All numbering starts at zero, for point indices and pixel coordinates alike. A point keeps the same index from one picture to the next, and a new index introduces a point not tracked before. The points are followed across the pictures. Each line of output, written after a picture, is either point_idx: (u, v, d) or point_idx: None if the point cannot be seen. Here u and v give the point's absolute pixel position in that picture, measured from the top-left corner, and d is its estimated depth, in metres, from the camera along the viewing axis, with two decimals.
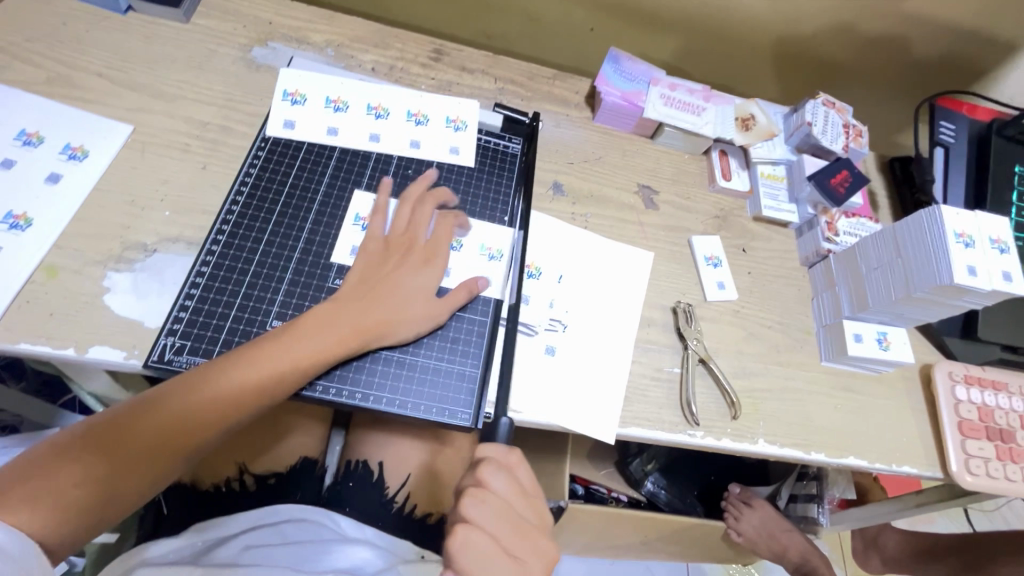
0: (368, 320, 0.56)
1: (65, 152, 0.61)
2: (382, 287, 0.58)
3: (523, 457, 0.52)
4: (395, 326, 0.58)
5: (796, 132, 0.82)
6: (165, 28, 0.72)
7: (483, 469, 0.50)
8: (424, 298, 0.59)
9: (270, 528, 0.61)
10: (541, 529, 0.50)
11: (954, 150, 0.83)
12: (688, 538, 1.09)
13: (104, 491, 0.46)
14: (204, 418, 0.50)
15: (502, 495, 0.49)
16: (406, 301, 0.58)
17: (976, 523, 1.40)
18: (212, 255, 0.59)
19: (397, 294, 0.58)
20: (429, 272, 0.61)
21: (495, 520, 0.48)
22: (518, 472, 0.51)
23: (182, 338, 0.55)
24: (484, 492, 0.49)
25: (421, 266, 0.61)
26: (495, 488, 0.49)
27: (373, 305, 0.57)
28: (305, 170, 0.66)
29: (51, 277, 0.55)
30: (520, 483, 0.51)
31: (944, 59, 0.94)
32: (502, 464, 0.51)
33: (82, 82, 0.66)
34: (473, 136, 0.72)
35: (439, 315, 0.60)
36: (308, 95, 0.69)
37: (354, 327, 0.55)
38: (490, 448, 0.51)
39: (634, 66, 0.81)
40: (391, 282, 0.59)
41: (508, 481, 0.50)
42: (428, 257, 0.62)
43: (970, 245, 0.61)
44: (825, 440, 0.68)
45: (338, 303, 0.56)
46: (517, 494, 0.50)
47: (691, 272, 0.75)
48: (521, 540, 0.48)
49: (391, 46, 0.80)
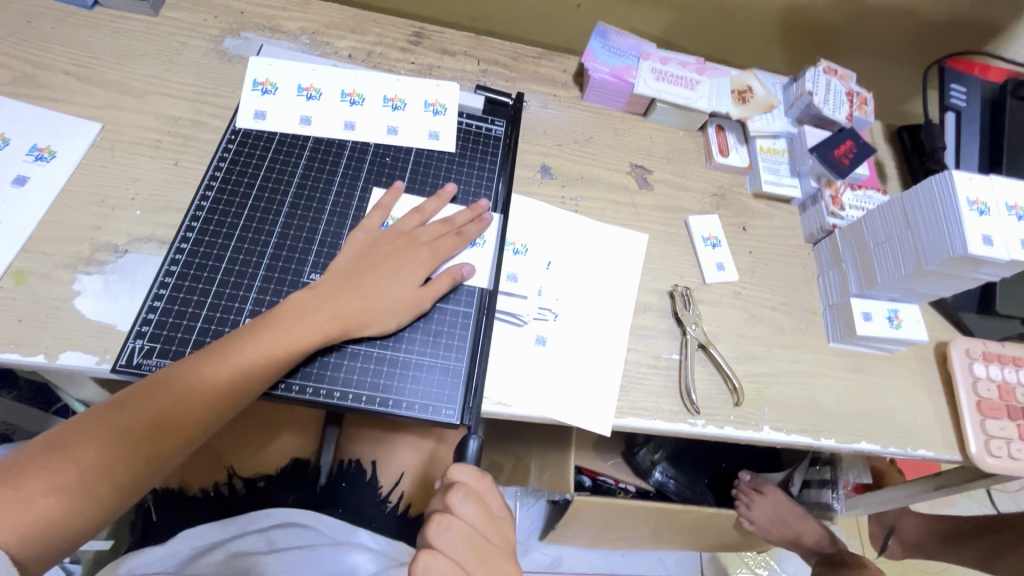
0: (348, 310, 0.54)
1: (31, 153, 0.59)
2: (363, 276, 0.56)
3: (494, 482, 0.50)
4: (376, 316, 0.55)
5: (797, 103, 0.78)
6: (134, 22, 0.70)
7: (450, 494, 0.47)
8: (408, 286, 0.57)
9: (258, 534, 0.59)
10: (508, 556, 0.48)
11: (966, 114, 0.78)
12: (699, 528, 1.06)
13: (77, 499, 0.44)
14: (178, 418, 0.48)
15: (469, 521, 0.47)
16: (387, 287, 0.56)
17: (1000, 504, 1.36)
18: (182, 253, 0.57)
19: (379, 282, 0.56)
20: (413, 258, 0.59)
21: (459, 546, 0.46)
22: (487, 498, 0.49)
23: (151, 340, 0.53)
24: (449, 519, 0.46)
25: (405, 252, 0.59)
26: (462, 514, 0.47)
27: (353, 293, 0.55)
28: (276, 161, 0.63)
29: (19, 282, 0.53)
30: (488, 508, 0.48)
31: (953, 18, 0.88)
32: (471, 488, 0.48)
33: (48, 80, 0.64)
34: (454, 120, 0.69)
35: (421, 305, 0.57)
36: (279, 84, 0.66)
37: (333, 317, 0.53)
38: (461, 471, 0.48)
39: (622, 40, 0.78)
40: (374, 269, 0.57)
41: (477, 507, 0.47)
42: (411, 243, 0.59)
43: (984, 213, 0.57)
44: (835, 425, 0.65)
45: (320, 294, 0.54)
46: (486, 521, 0.48)
47: (688, 254, 0.72)
48: (487, 570, 0.46)
49: (368, 31, 0.77)
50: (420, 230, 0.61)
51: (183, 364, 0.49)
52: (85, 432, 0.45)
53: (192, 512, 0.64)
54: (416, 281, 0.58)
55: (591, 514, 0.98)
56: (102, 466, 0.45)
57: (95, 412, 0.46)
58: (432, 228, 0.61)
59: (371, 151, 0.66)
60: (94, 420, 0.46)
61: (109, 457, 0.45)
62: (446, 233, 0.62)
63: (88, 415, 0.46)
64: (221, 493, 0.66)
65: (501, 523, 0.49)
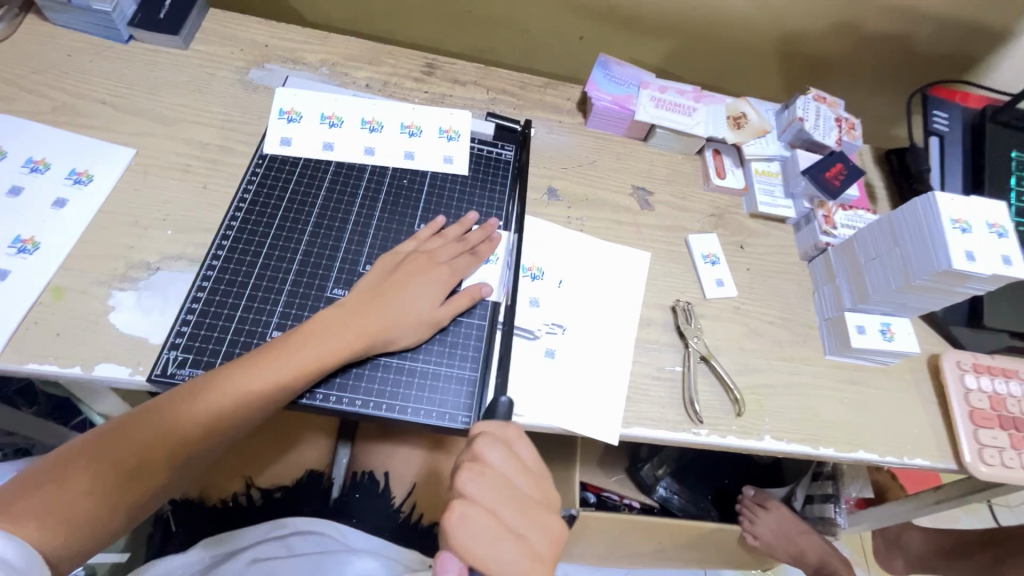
0: (372, 327, 0.57)
1: (70, 177, 0.63)
2: (387, 292, 0.59)
3: (522, 432, 0.52)
4: (399, 332, 0.58)
5: (789, 128, 0.82)
6: (165, 55, 0.75)
7: (478, 442, 0.49)
8: (429, 303, 0.60)
9: (276, 541, 0.61)
10: (546, 505, 0.49)
11: (948, 138, 0.83)
12: (704, 543, 1.06)
13: (107, 502, 0.46)
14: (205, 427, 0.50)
15: (499, 469, 0.49)
16: (409, 306, 0.59)
17: (1001, 518, 1.37)
18: (214, 270, 0.60)
19: (403, 299, 0.59)
20: (434, 276, 0.62)
21: (493, 493, 0.47)
22: (517, 446, 0.51)
23: (184, 351, 0.56)
24: (480, 466, 0.48)
25: (425, 271, 0.61)
26: (493, 462, 0.49)
27: (378, 312, 0.58)
28: (302, 184, 0.67)
29: (58, 297, 0.56)
30: (520, 457, 0.50)
31: (933, 49, 0.94)
32: (499, 437, 0.50)
33: (85, 109, 0.68)
34: (466, 146, 0.74)
35: (440, 321, 0.60)
36: (303, 112, 0.71)
37: (359, 334, 0.56)
38: (488, 448, 0.49)
39: (623, 70, 0.83)
40: (397, 286, 0.60)
41: (505, 454, 0.49)
42: (430, 261, 0.62)
43: (967, 230, 0.61)
44: (834, 434, 0.67)
45: (345, 312, 0.57)
46: (518, 468, 0.49)
47: (689, 271, 0.75)
48: (523, 518, 0.47)
49: (384, 62, 0.81)
50: (438, 249, 0.64)
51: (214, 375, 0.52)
52: (119, 437, 0.47)
53: (212, 522, 0.66)
54: (437, 298, 0.61)
55: (598, 529, 0.99)
56: (135, 471, 0.47)
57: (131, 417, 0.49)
58: (447, 248, 0.64)
59: (390, 174, 0.70)
60: (129, 425, 0.48)
61: (139, 463, 0.47)
62: (460, 251, 0.65)
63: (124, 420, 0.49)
64: (239, 504, 0.68)
65: (532, 512, 0.48)
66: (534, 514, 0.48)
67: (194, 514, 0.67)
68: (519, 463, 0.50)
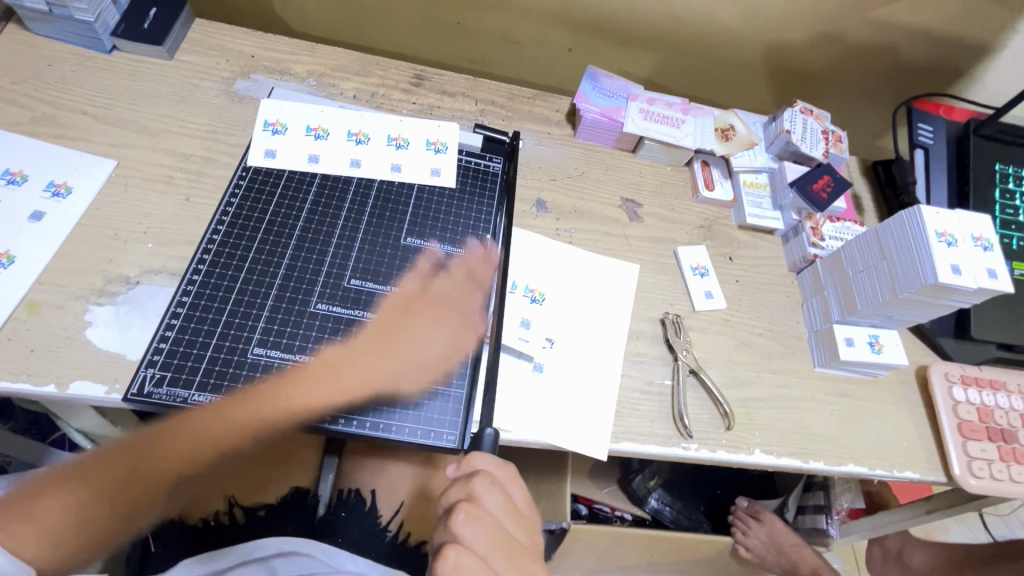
0: (379, 371, 0.59)
1: (49, 189, 0.62)
2: (396, 334, 0.61)
3: (517, 474, 0.53)
4: (408, 375, 0.59)
5: (776, 140, 0.82)
6: (149, 65, 0.74)
7: (477, 482, 0.49)
8: (437, 345, 0.62)
9: (258, 564, 0.59)
10: (533, 554, 0.50)
11: (933, 151, 0.83)
12: (696, 556, 1.06)
13: (73, 531, 0.52)
14: (172, 469, 0.57)
15: (494, 514, 0.48)
16: (417, 349, 0.61)
17: (993, 529, 1.38)
18: (215, 299, 0.59)
19: (413, 341, 0.62)
20: (440, 323, 0.63)
21: (484, 539, 0.47)
22: (510, 488, 0.52)
23: (162, 369, 0.54)
24: (477, 509, 0.48)
25: (431, 318, 0.63)
26: (488, 504, 0.49)
27: (387, 356, 0.60)
28: (308, 216, 0.66)
29: (32, 313, 0.55)
30: (512, 501, 0.50)
31: (917, 62, 0.95)
32: (495, 477, 0.51)
33: (67, 120, 0.67)
34: (454, 158, 0.73)
35: (448, 361, 0.61)
36: (288, 124, 0.70)
37: (367, 376, 0.58)
38: (485, 490, 0.49)
39: (611, 83, 0.83)
40: (405, 330, 0.62)
41: (500, 498, 0.49)
42: (437, 305, 0.64)
43: (952, 244, 0.61)
44: (824, 447, 0.67)
45: (354, 350, 0.59)
46: (510, 514, 0.50)
47: (679, 283, 0.75)
48: (513, 566, 0.47)
49: (372, 73, 0.81)
50: (442, 287, 0.65)
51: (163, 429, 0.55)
52: (83, 473, 0.54)
53: (194, 541, 0.65)
54: (445, 341, 0.62)
55: (589, 542, 0.97)
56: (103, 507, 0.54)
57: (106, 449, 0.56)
58: (451, 286, 0.66)
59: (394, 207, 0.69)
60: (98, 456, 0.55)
61: (102, 498, 0.54)
62: (462, 283, 0.66)
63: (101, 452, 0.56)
64: (221, 523, 0.66)
65: (520, 558, 0.48)
66: (521, 562, 0.48)
67: (175, 535, 0.65)
68: (511, 507, 0.50)
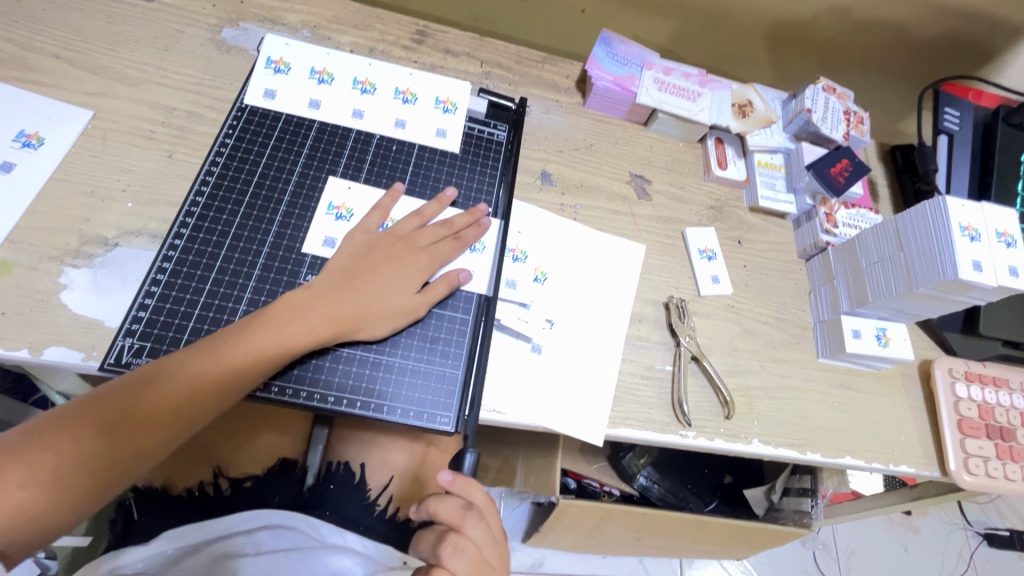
0: (342, 311, 0.53)
1: (19, 139, 0.57)
2: (361, 278, 0.56)
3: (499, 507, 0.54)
4: (375, 317, 0.55)
5: (795, 119, 0.78)
6: (129, 7, 0.68)
7: (466, 516, 0.51)
8: (404, 292, 0.57)
9: (245, 536, 0.58)
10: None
11: (958, 137, 0.80)
12: (681, 534, 1.07)
13: (83, 465, 0.44)
14: (192, 394, 0.48)
15: (478, 546, 0.51)
16: (384, 293, 0.56)
17: (970, 515, 1.41)
18: (270, 335, 0.51)
19: (378, 284, 0.56)
20: (411, 265, 0.58)
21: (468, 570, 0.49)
22: (494, 521, 0.53)
23: (140, 339, 0.52)
24: (462, 541, 0.50)
25: (402, 258, 0.58)
26: (473, 537, 0.51)
27: (350, 295, 0.54)
28: (326, 310, 0.53)
29: (3, 273, 0.52)
30: (494, 533, 0.53)
31: (949, 41, 0.90)
32: (482, 511, 0.52)
33: (38, 63, 0.62)
34: (462, 120, 0.70)
35: (418, 309, 0.57)
36: (293, 64, 0.67)
37: (328, 318, 0.53)
38: (473, 525, 0.51)
39: (626, 48, 0.77)
40: (370, 274, 0.56)
41: (484, 532, 0.51)
42: (409, 248, 0.59)
43: (975, 239, 0.58)
44: (822, 439, 0.66)
45: (314, 295, 0.53)
46: (491, 544, 0.52)
47: (685, 266, 0.72)
48: None
49: (371, 26, 0.75)
50: (418, 234, 0.60)
51: (158, 429, 0.47)
52: (55, 433, 0.44)
53: (174, 512, 0.63)
54: (412, 286, 0.57)
55: (577, 518, 0.98)
56: (104, 452, 0.45)
57: (99, 404, 0.45)
58: (429, 232, 0.61)
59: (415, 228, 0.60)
60: (92, 414, 0.45)
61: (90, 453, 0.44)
62: (443, 236, 0.61)
63: (93, 405, 0.45)
64: (205, 494, 0.65)
65: None
66: None
67: (158, 504, 0.63)
68: (493, 538, 0.52)
